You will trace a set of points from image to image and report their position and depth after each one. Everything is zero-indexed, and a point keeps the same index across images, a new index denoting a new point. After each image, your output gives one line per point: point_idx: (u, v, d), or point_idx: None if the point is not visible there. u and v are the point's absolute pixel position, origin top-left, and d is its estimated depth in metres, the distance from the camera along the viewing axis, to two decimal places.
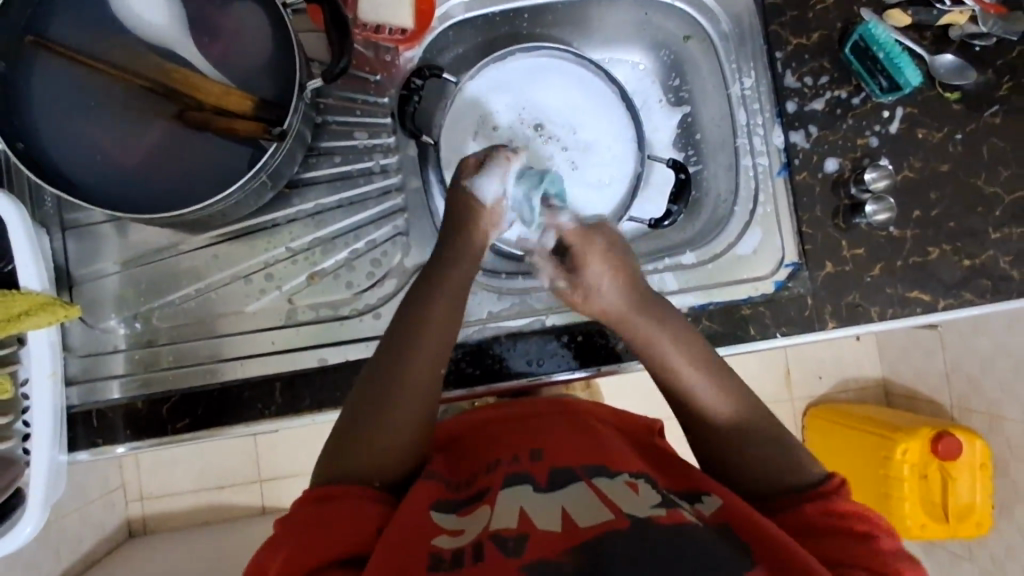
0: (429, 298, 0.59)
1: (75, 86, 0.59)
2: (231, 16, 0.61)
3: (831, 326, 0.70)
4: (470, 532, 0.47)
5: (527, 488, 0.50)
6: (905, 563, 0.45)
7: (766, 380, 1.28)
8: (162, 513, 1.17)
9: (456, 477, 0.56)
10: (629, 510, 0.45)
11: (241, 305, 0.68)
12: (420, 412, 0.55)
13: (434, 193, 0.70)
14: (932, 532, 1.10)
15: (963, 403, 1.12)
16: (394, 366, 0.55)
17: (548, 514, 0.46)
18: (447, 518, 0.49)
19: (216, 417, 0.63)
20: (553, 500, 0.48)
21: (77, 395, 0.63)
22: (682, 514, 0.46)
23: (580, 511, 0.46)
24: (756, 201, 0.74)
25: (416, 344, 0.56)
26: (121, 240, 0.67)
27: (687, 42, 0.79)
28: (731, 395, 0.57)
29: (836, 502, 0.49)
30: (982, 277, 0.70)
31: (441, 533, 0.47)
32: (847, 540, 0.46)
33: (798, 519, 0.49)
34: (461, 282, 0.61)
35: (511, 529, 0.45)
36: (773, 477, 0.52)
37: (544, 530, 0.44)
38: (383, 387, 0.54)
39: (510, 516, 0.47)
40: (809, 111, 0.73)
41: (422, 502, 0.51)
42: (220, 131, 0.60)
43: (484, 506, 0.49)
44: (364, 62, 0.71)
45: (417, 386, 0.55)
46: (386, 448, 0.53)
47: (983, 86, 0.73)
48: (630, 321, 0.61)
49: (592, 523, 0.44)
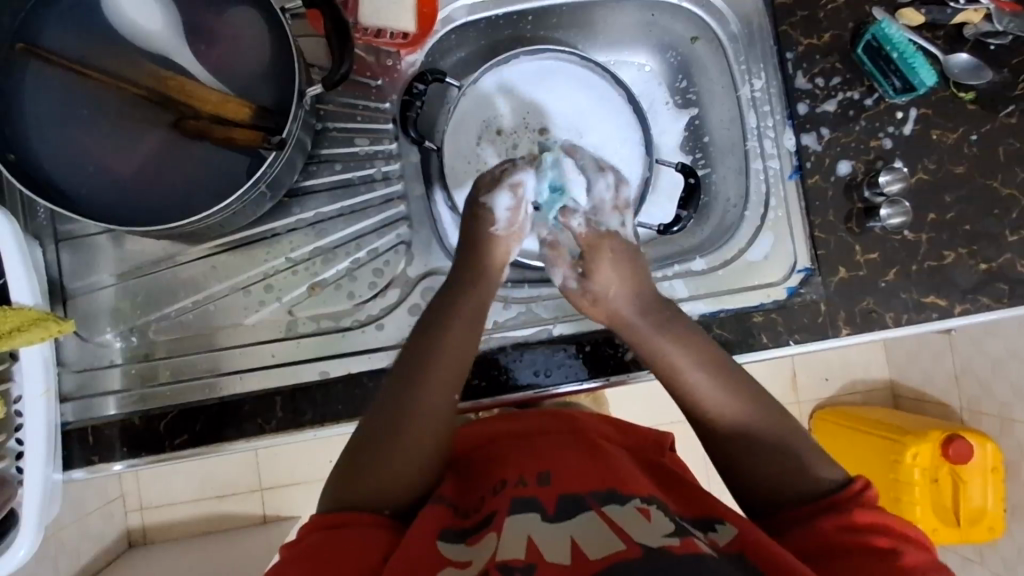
0: (443, 322, 0.58)
1: (66, 93, 0.57)
2: (228, 21, 0.59)
3: (845, 333, 0.68)
4: (476, 564, 0.45)
5: (535, 514, 0.49)
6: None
7: (770, 386, 1.27)
8: (162, 524, 1.15)
9: (464, 500, 0.55)
10: (642, 540, 0.44)
11: (240, 318, 0.66)
12: (431, 440, 0.54)
13: (439, 208, 0.69)
14: (943, 536, 1.09)
15: (973, 406, 1.10)
16: (406, 389, 0.55)
17: (556, 545, 0.45)
18: (454, 548, 0.48)
19: (215, 433, 0.61)
20: (563, 529, 0.47)
21: (72, 412, 0.61)
22: (696, 544, 0.44)
23: (590, 542, 0.44)
24: (767, 205, 0.72)
25: (432, 367, 0.55)
26: (117, 251, 0.66)
27: (695, 43, 0.78)
28: (741, 398, 0.55)
29: (856, 515, 0.46)
30: (999, 281, 0.69)
31: (448, 564, 0.46)
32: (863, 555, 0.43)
33: (815, 536, 0.47)
34: (477, 307, 0.60)
35: (519, 559, 0.44)
36: (782, 495, 0.51)
37: (553, 562, 0.43)
38: (397, 410, 0.53)
39: (518, 545, 0.45)
40: (821, 112, 0.71)
41: (428, 529, 0.49)
42: (219, 140, 0.57)
43: (492, 533, 0.48)
44: (365, 67, 0.69)
45: (432, 412, 0.54)
46: (396, 473, 0.52)
47: (998, 86, 0.71)
48: (638, 334, 0.60)
49: (602, 556, 0.43)
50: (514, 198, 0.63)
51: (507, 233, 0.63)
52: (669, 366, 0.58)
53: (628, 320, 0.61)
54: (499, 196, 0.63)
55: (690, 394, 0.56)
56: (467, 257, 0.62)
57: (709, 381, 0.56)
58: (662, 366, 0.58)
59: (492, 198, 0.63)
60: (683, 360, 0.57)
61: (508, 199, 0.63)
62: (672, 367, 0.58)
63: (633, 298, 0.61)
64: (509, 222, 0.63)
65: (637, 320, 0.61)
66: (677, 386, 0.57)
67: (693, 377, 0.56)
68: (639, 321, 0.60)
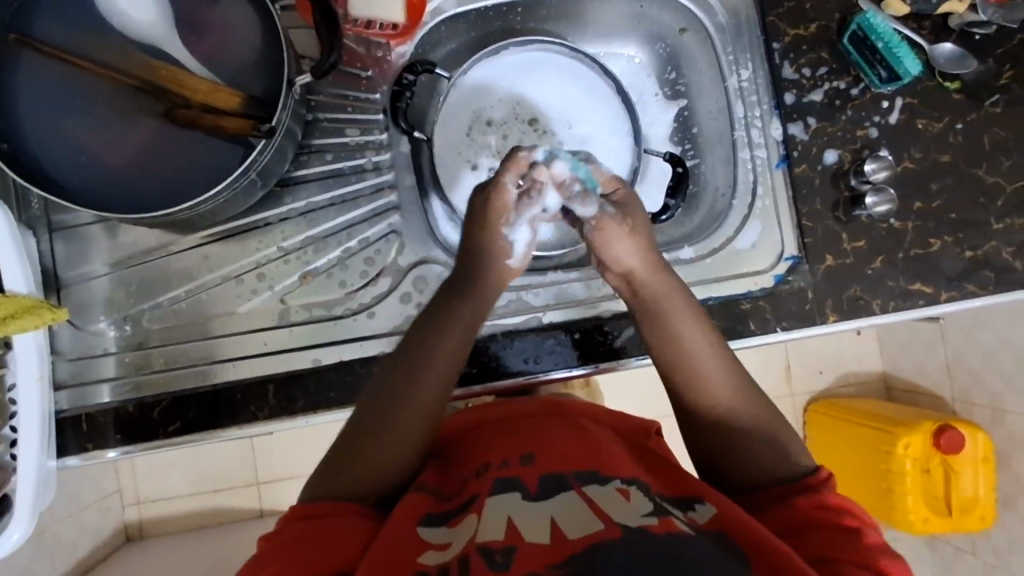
0: (445, 327, 0.57)
1: (57, 83, 0.57)
2: (219, 12, 0.60)
3: (832, 320, 0.69)
4: (456, 545, 0.46)
5: (516, 495, 0.50)
6: (894, 560, 0.44)
7: (763, 377, 1.28)
8: (159, 517, 1.16)
9: (445, 484, 0.55)
10: (621, 520, 0.45)
11: (233, 306, 0.66)
12: (416, 437, 0.55)
13: (441, 222, 0.71)
14: (934, 526, 1.10)
15: (965, 397, 1.11)
16: (394, 382, 0.55)
17: (535, 526, 0.46)
18: (436, 531, 0.48)
19: (207, 420, 0.62)
20: (542, 510, 0.47)
21: (66, 400, 0.62)
22: (674, 523, 0.45)
23: (569, 522, 0.45)
24: (755, 194, 0.73)
25: (420, 360, 0.56)
26: (110, 241, 0.66)
27: (683, 34, 0.78)
28: (745, 385, 0.55)
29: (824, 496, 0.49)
30: (984, 269, 0.69)
31: (429, 548, 0.46)
32: (832, 534, 0.46)
33: (784, 515, 0.49)
34: (475, 312, 0.59)
35: (499, 541, 0.45)
36: (757, 482, 0.52)
37: (532, 543, 0.44)
38: (387, 399, 0.54)
39: (497, 528, 0.46)
40: (807, 102, 0.72)
41: (410, 514, 0.50)
42: (207, 128, 0.58)
43: (473, 515, 0.49)
44: (355, 58, 0.69)
45: (419, 406, 0.54)
46: (382, 461, 0.53)
47: (982, 75, 0.72)
48: (661, 305, 0.58)
49: (580, 536, 0.43)
50: (533, 231, 0.61)
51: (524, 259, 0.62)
52: (682, 342, 0.57)
53: (650, 283, 0.59)
54: (517, 232, 0.61)
55: (700, 371, 0.56)
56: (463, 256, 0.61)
57: (718, 361, 0.56)
58: (669, 334, 0.57)
59: (511, 232, 0.60)
60: (700, 338, 0.57)
61: (527, 233, 0.61)
62: (687, 340, 0.57)
63: (655, 258, 0.60)
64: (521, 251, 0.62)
65: (661, 283, 0.59)
66: (682, 356, 0.56)
67: (697, 351, 0.56)
68: (666, 285, 0.59)
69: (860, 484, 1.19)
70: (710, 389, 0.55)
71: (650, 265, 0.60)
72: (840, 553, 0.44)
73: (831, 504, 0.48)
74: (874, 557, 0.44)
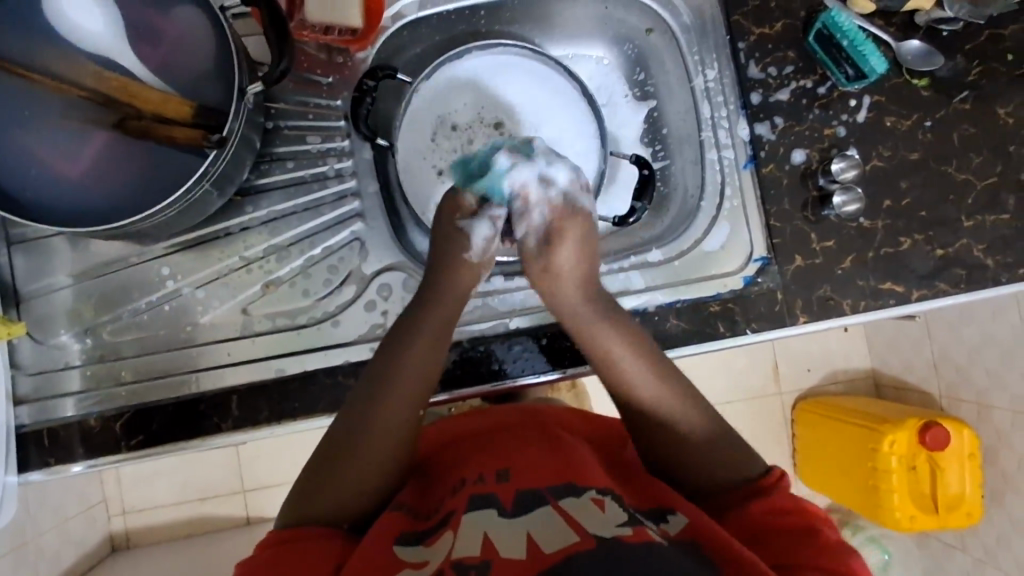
0: (407, 341, 0.57)
1: (7, 95, 0.57)
2: (172, 21, 0.60)
3: (803, 321, 0.68)
4: (432, 564, 0.45)
5: (492, 511, 0.49)
6: (856, 559, 0.45)
7: (750, 375, 1.28)
8: (144, 527, 1.15)
9: (423, 505, 0.55)
10: (596, 531, 0.44)
11: (196, 316, 0.66)
12: (390, 455, 0.55)
13: (413, 233, 0.71)
14: (921, 523, 1.08)
15: (952, 393, 1.10)
16: (369, 400, 0.55)
17: (511, 540, 0.45)
18: (413, 550, 0.48)
19: (173, 432, 0.62)
20: (518, 525, 0.47)
21: (28, 415, 0.62)
22: (648, 533, 0.44)
23: (545, 536, 0.45)
24: (723, 196, 0.72)
25: (395, 380, 0.55)
26: (71, 252, 0.66)
27: (650, 35, 0.78)
28: (678, 393, 0.55)
29: (783, 500, 0.49)
30: (955, 267, 0.69)
31: (404, 566, 0.46)
32: (799, 539, 0.46)
33: (746, 519, 0.49)
34: (443, 326, 0.59)
35: (474, 557, 0.44)
36: (727, 488, 0.52)
37: (507, 558, 0.43)
38: (360, 422, 0.54)
39: (472, 543, 0.45)
40: (774, 101, 0.71)
41: (386, 535, 0.49)
42: (159, 138, 0.57)
43: (449, 532, 0.48)
44: (315, 64, 0.69)
45: (394, 422, 0.54)
46: (358, 482, 0.53)
47: (951, 71, 0.71)
48: (583, 325, 0.59)
49: (557, 549, 0.43)
50: (493, 227, 0.62)
51: (483, 261, 0.63)
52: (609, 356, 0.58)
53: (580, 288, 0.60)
54: (478, 223, 0.62)
55: (629, 386, 0.56)
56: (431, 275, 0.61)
57: (645, 375, 0.56)
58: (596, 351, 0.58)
59: (471, 224, 0.62)
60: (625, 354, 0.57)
61: (487, 228, 0.62)
62: (611, 360, 0.57)
63: (588, 257, 0.62)
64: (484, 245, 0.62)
65: (587, 293, 0.60)
66: (610, 371, 0.57)
67: (624, 362, 0.57)
68: (585, 304, 0.60)
69: (847, 482, 1.18)
70: (641, 405, 0.56)
71: (577, 267, 0.61)
72: (804, 559, 0.45)
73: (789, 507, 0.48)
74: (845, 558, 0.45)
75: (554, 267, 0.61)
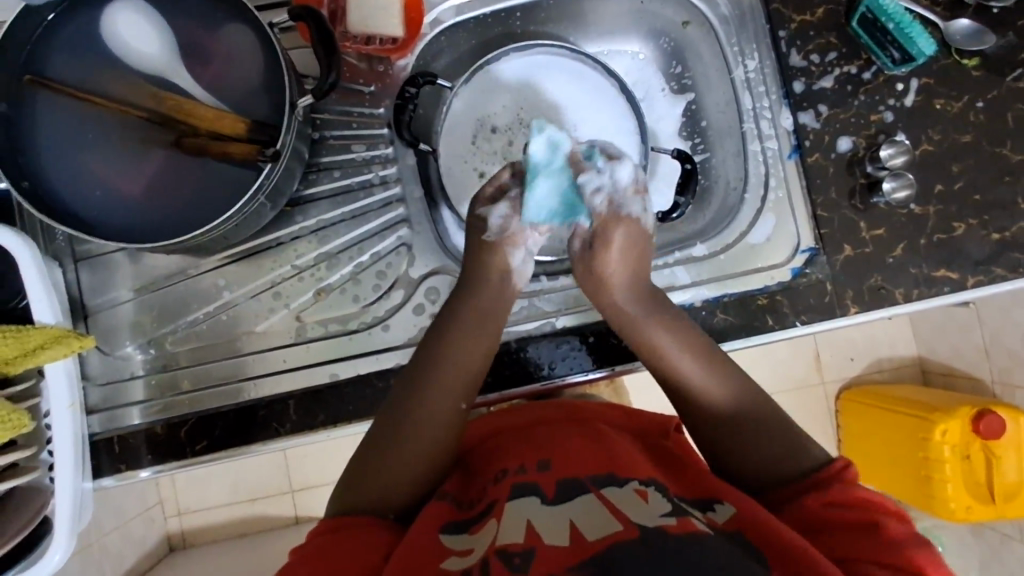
0: (454, 344, 0.58)
1: (73, 120, 0.59)
2: (221, 39, 0.62)
3: (854, 311, 0.67)
4: (477, 550, 0.46)
5: (535, 500, 0.49)
6: (921, 551, 0.44)
7: (793, 366, 1.25)
8: (199, 527, 1.19)
9: (466, 494, 0.55)
10: (638, 520, 0.44)
11: (252, 325, 0.68)
12: (429, 452, 0.56)
13: (450, 227, 0.71)
14: (978, 514, 1.05)
15: (1005, 379, 1.07)
16: (411, 393, 0.56)
17: (554, 528, 0.45)
18: (458, 537, 0.49)
19: (234, 438, 0.63)
20: (561, 513, 0.47)
21: (99, 423, 0.64)
22: (693, 523, 0.44)
23: (587, 523, 0.45)
24: (767, 187, 0.72)
25: (434, 376, 0.57)
26: (132, 267, 0.68)
27: (687, 28, 0.77)
28: (732, 385, 0.56)
29: (837, 492, 0.48)
30: (1013, 251, 0.67)
31: (451, 553, 0.47)
32: (857, 533, 0.45)
33: (800, 515, 0.49)
34: (484, 331, 0.60)
35: (518, 544, 0.45)
36: (775, 483, 0.52)
37: (551, 545, 0.44)
38: (399, 413, 0.56)
39: (517, 531, 0.46)
40: (817, 89, 0.70)
41: (430, 525, 0.50)
42: (217, 155, 0.60)
43: (493, 520, 0.49)
44: (357, 74, 0.71)
45: (435, 413, 0.56)
46: (402, 475, 0.54)
47: (1002, 49, 0.69)
48: (635, 320, 0.60)
49: (599, 537, 0.43)
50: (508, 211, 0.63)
51: (501, 238, 0.62)
52: (657, 350, 0.59)
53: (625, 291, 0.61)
54: (496, 207, 0.63)
55: (675, 373, 0.58)
56: (473, 276, 0.62)
57: (696, 363, 0.57)
58: (645, 345, 0.60)
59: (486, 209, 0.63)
60: (677, 347, 0.58)
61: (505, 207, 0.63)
62: (660, 353, 0.59)
63: (630, 269, 0.61)
64: (519, 268, 0.63)
65: (635, 289, 0.61)
66: (662, 364, 0.59)
67: (672, 355, 0.58)
68: (634, 304, 0.61)
69: (897, 471, 1.16)
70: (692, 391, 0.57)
71: (619, 282, 0.61)
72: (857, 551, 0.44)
73: (843, 500, 0.48)
74: (908, 550, 0.44)
75: (600, 281, 0.62)
